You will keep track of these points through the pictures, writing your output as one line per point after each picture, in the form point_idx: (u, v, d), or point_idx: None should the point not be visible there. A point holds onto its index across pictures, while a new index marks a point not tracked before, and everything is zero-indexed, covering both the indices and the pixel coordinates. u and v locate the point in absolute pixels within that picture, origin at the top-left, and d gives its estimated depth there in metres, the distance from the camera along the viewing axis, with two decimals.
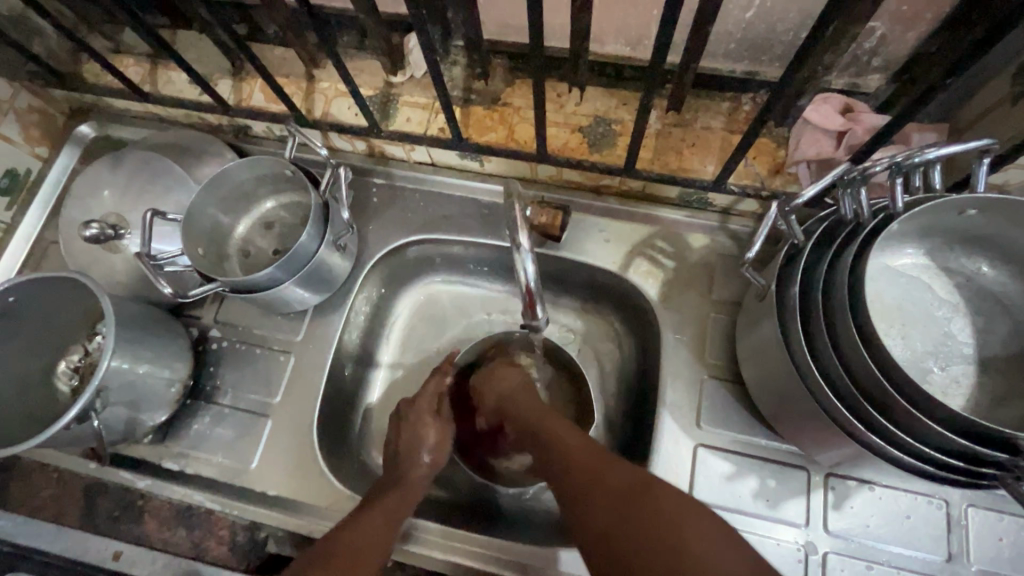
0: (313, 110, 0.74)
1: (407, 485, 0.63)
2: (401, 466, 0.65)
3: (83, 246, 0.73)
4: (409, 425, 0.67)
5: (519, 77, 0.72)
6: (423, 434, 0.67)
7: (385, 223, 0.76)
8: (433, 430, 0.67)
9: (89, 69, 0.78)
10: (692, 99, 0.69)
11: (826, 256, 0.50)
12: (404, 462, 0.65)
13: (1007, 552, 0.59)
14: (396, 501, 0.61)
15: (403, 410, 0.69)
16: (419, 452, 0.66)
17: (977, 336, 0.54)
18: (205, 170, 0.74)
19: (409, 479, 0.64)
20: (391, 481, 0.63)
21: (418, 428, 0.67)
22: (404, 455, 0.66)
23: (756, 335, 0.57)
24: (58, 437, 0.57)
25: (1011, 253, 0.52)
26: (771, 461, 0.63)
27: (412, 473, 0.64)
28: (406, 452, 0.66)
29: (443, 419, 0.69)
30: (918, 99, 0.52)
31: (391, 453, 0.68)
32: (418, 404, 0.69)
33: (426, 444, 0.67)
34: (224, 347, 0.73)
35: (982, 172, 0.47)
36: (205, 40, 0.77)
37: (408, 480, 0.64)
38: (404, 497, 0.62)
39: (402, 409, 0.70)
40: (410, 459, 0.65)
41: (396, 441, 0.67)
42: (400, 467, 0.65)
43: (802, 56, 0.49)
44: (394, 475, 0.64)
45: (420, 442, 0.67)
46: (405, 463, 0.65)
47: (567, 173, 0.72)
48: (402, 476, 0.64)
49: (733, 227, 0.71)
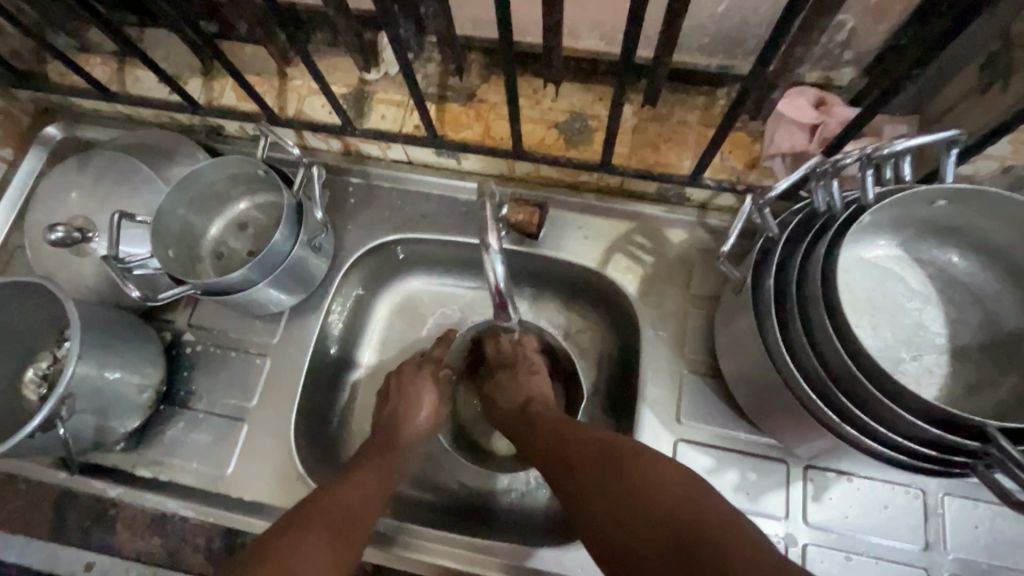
0: (286, 109, 0.73)
1: (394, 453, 0.63)
2: (397, 429, 0.65)
3: (50, 250, 0.71)
4: (409, 387, 0.68)
5: (494, 74, 0.72)
6: (419, 400, 0.67)
7: (362, 223, 0.75)
8: (431, 394, 0.68)
9: (54, 69, 0.77)
10: (667, 94, 0.69)
11: (800, 247, 0.50)
12: (403, 426, 0.65)
13: (982, 539, 0.60)
14: (388, 466, 0.61)
15: (404, 373, 0.70)
16: (416, 413, 0.66)
17: (949, 326, 0.54)
18: (174, 170, 0.72)
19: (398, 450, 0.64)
20: (384, 447, 0.63)
21: (416, 392, 0.68)
22: (398, 421, 0.65)
23: (732, 328, 0.58)
24: (22, 446, 0.55)
25: (981, 243, 0.52)
26: (750, 455, 0.63)
27: (406, 437, 0.65)
28: (403, 415, 0.66)
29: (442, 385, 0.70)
30: (887, 89, 0.52)
31: (385, 417, 0.67)
32: (420, 369, 0.70)
33: (424, 404, 0.67)
34: (198, 351, 0.72)
35: (950, 163, 0.47)
36: (174, 38, 0.76)
37: (399, 447, 0.64)
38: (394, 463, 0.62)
39: (402, 373, 0.70)
40: (408, 420, 0.65)
41: (392, 408, 0.67)
42: (397, 431, 0.65)
43: (771, 49, 0.48)
44: (387, 440, 0.64)
45: (419, 404, 0.67)
46: (395, 431, 0.65)
47: (544, 169, 0.72)
48: (397, 440, 0.64)
49: (711, 222, 0.71)
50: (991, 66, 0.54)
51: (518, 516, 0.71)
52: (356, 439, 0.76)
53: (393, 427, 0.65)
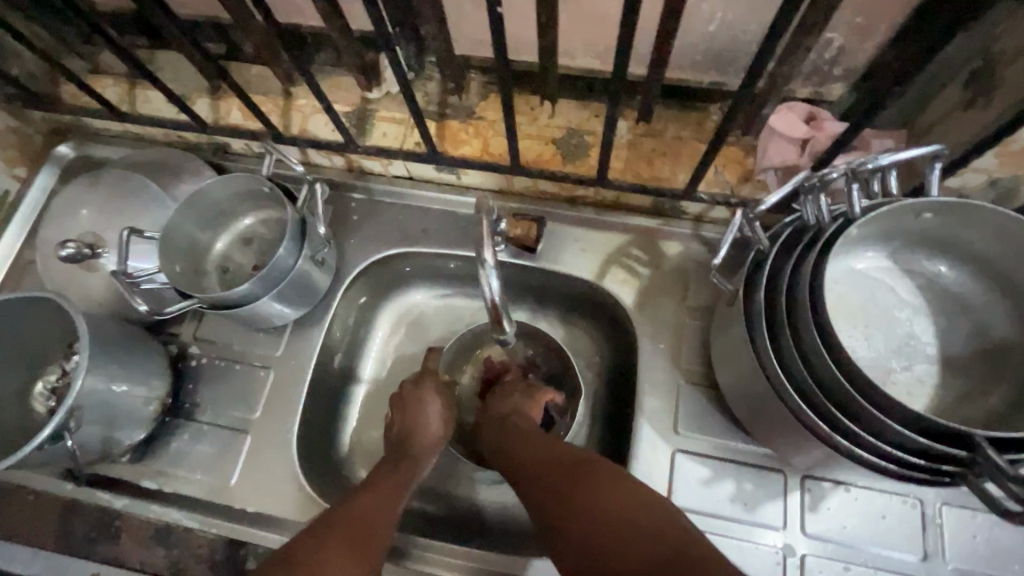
0: (291, 127, 0.76)
1: (410, 464, 0.64)
2: (409, 443, 0.65)
3: (60, 265, 0.73)
4: (415, 401, 0.68)
5: (492, 91, 0.74)
6: (425, 415, 0.67)
7: (365, 237, 0.76)
8: (437, 406, 0.68)
9: (67, 91, 0.79)
10: (661, 110, 0.71)
11: (790, 260, 0.51)
12: (411, 439, 0.65)
13: (981, 550, 0.60)
14: (404, 476, 0.62)
15: (406, 388, 0.69)
16: (425, 426, 0.66)
17: (940, 336, 0.55)
18: (182, 187, 0.74)
19: (413, 460, 0.64)
20: (399, 455, 0.64)
21: (422, 406, 0.67)
22: (408, 434, 0.66)
23: (727, 340, 0.58)
24: (30, 458, 0.57)
25: (969, 254, 0.53)
26: (747, 465, 0.64)
27: (419, 450, 0.65)
28: (411, 429, 0.66)
29: (447, 399, 0.70)
30: (872, 107, 0.53)
31: (396, 431, 0.67)
32: (422, 381, 0.70)
33: (432, 417, 0.67)
34: (203, 364, 0.73)
35: (935, 177, 0.48)
36: (183, 60, 0.78)
37: (413, 458, 0.64)
38: (409, 473, 0.63)
39: (404, 389, 0.70)
40: (417, 433, 0.65)
41: (401, 420, 0.67)
42: (409, 445, 0.65)
43: (757, 68, 0.50)
44: (401, 453, 0.65)
45: (425, 415, 0.67)
46: (408, 443, 0.65)
47: (542, 184, 0.73)
48: (410, 453, 0.65)
49: (706, 234, 0.72)
50: (975, 81, 0.55)
51: (517, 528, 0.71)
52: (358, 451, 0.77)
53: (404, 439, 0.65)
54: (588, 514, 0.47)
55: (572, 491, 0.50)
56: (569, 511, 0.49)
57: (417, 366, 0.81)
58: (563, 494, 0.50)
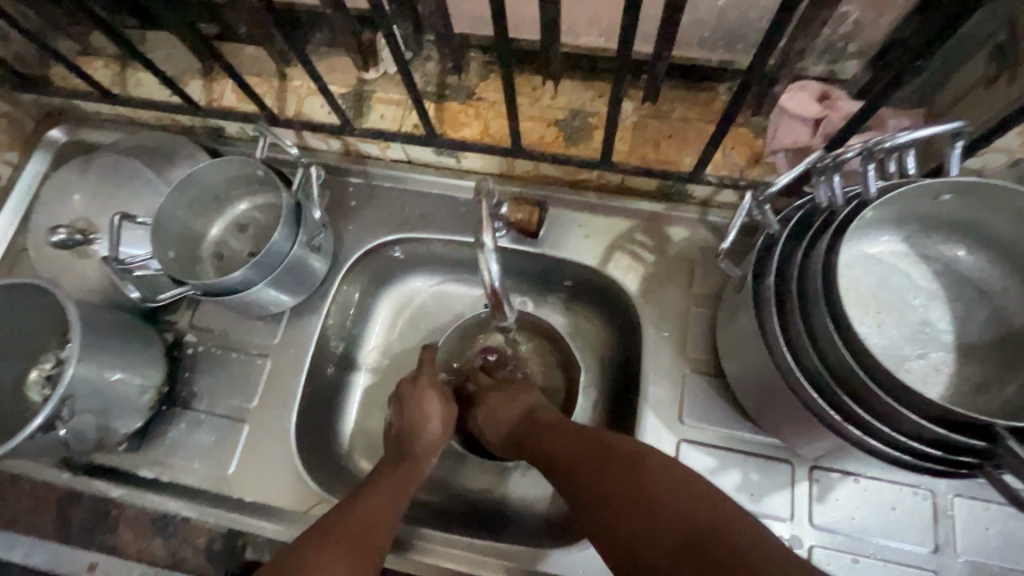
0: (286, 110, 0.74)
1: (408, 467, 0.62)
2: (407, 442, 0.64)
3: (52, 252, 0.72)
4: (413, 399, 0.67)
5: (493, 71, 0.71)
6: (425, 414, 0.66)
7: (364, 222, 0.75)
8: (437, 404, 0.67)
9: (57, 73, 0.78)
10: (667, 90, 0.68)
11: (801, 245, 0.49)
12: (410, 439, 0.64)
13: (993, 542, 0.59)
14: (403, 480, 0.60)
15: (406, 385, 0.68)
16: (425, 423, 0.65)
17: (957, 323, 0.53)
18: (176, 172, 0.72)
19: (411, 459, 0.63)
20: (400, 457, 0.63)
21: (422, 403, 0.66)
22: (408, 435, 0.65)
23: (735, 327, 0.57)
24: (23, 447, 0.55)
25: (988, 237, 0.51)
26: (753, 455, 0.62)
27: (417, 450, 0.64)
28: (410, 430, 0.65)
29: (447, 397, 0.68)
30: (888, 84, 0.51)
31: (394, 431, 0.66)
32: (420, 379, 0.68)
33: (432, 415, 0.66)
34: (200, 353, 0.72)
35: (955, 156, 0.46)
36: (175, 40, 0.76)
37: (412, 458, 0.63)
38: (409, 475, 0.62)
39: (403, 388, 0.68)
40: (416, 433, 0.64)
41: (399, 420, 0.66)
42: (406, 443, 0.64)
43: (770, 44, 0.47)
44: (401, 455, 0.64)
45: (425, 413, 0.66)
46: (409, 440, 0.64)
47: (544, 167, 0.71)
48: (408, 452, 0.64)
49: (713, 219, 0.70)
50: (999, 56, 0.53)
51: (519, 518, 0.70)
52: (358, 440, 0.76)
53: (405, 440, 0.64)
54: (625, 493, 0.48)
55: (606, 474, 0.50)
56: (610, 500, 0.48)
57: (413, 361, 0.79)
58: (596, 480, 0.50)
